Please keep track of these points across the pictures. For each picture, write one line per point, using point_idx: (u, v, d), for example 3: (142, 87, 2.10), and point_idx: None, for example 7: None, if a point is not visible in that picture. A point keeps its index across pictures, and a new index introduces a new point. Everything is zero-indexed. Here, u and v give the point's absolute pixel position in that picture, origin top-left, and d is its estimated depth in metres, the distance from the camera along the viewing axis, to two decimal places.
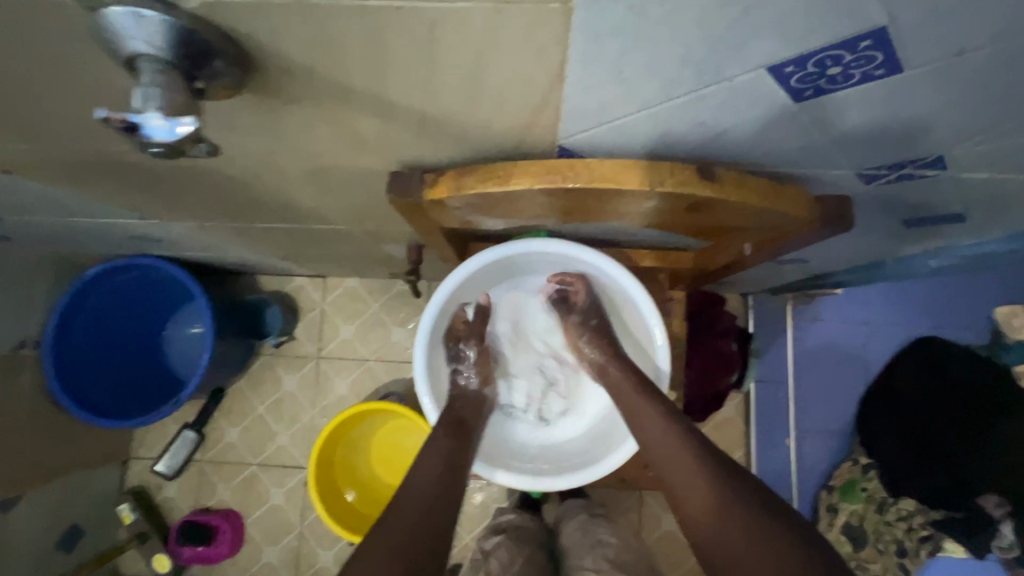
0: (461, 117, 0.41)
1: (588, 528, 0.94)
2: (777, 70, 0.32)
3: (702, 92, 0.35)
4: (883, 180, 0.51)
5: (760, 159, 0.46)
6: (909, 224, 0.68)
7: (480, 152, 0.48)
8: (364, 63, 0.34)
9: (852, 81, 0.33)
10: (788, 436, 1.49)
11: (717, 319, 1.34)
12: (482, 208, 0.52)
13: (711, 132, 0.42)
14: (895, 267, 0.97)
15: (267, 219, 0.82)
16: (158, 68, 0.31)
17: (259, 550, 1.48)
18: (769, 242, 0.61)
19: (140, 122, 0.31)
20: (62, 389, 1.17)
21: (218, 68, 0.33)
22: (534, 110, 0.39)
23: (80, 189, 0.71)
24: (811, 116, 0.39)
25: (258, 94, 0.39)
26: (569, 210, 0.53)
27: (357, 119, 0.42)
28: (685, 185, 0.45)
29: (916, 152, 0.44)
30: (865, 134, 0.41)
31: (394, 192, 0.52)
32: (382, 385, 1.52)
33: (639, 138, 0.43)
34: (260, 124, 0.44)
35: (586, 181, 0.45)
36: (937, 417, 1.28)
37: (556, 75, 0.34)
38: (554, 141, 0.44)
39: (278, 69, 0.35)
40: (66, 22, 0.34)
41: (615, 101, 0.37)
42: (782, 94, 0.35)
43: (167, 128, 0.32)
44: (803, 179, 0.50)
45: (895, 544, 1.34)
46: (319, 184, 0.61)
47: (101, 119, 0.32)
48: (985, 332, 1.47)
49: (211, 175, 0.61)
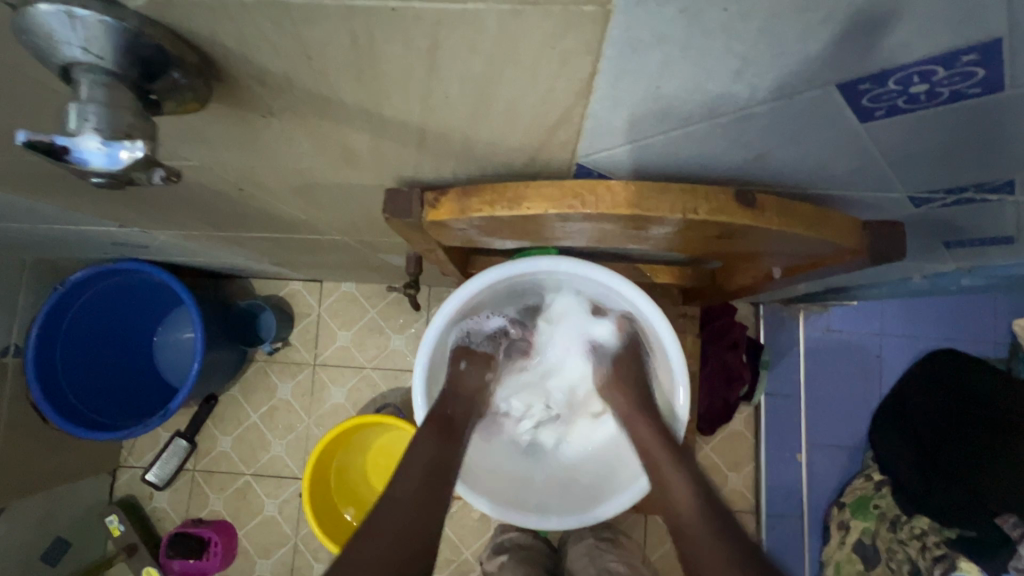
0: (466, 133, 0.36)
1: (595, 555, 0.89)
2: (850, 88, 0.27)
3: (751, 111, 0.30)
4: (935, 204, 0.45)
5: (804, 182, 0.41)
6: (949, 244, 0.62)
7: (487, 169, 0.42)
8: (354, 73, 0.29)
9: (937, 101, 0.28)
10: (799, 450, 1.44)
11: (728, 330, 1.29)
12: (490, 230, 0.47)
13: (753, 155, 0.36)
14: (922, 282, 0.91)
15: (256, 229, 0.77)
16: (98, 79, 0.26)
17: (252, 563, 1.43)
18: (801, 268, 0.55)
19: (70, 144, 0.26)
20: (44, 399, 1.12)
21: (177, 78, 0.28)
22: (551, 127, 0.34)
23: (51, 198, 0.65)
24: (871, 139, 0.33)
25: (232, 107, 0.33)
26: (584, 235, 0.48)
27: (348, 134, 0.37)
28: (722, 213, 0.39)
29: (982, 176, 0.38)
30: (930, 158, 0.36)
31: (390, 213, 0.46)
32: (379, 393, 1.47)
33: (669, 159, 0.38)
34: (235, 138, 0.39)
35: (608, 208, 0.40)
36: (951, 434, 1.22)
37: (582, 89, 0.29)
38: (571, 160, 0.39)
39: (250, 79, 0.30)
40: None
41: (648, 118, 0.32)
42: (848, 114, 0.30)
43: (105, 154, 0.26)
44: (848, 202, 0.45)
45: (907, 564, 1.24)
46: (309, 198, 0.56)
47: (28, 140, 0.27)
48: (1004, 345, 1.42)
49: (190, 188, 0.56)
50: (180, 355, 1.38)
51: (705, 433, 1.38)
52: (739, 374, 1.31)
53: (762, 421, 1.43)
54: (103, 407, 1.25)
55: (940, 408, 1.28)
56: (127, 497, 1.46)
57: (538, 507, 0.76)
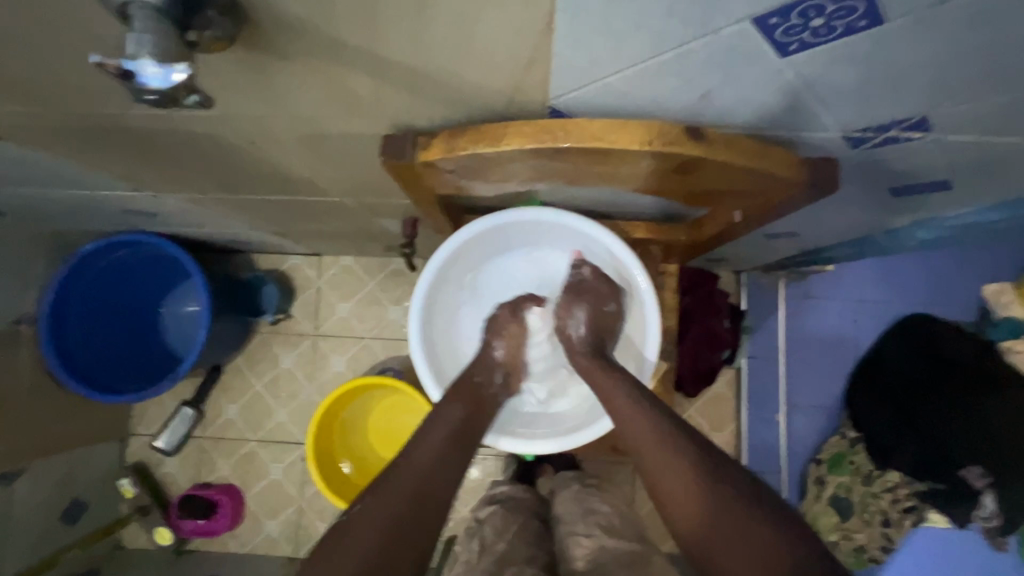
0: (453, 75, 0.41)
1: (582, 498, 0.97)
2: (762, 23, 0.33)
3: (689, 47, 0.36)
4: (869, 143, 0.51)
5: (749, 119, 0.47)
6: (896, 193, 0.68)
7: (472, 113, 0.48)
8: (355, 15, 0.34)
9: (836, 34, 0.34)
10: (778, 412, 1.52)
11: (711, 296, 1.37)
12: (474, 169, 0.53)
13: (698, 92, 0.42)
14: (884, 240, 0.98)
15: (262, 190, 0.82)
16: (149, 15, 0.31)
17: (260, 523, 1.51)
18: (757, 209, 0.62)
19: (134, 69, 0.31)
20: (58, 362, 1.18)
21: (213, 16, 0.33)
22: (524, 66, 0.39)
23: (73, 158, 0.70)
24: (796, 73, 0.39)
25: (251, 50, 0.39)
26: (561, 172, 0.53)
27: (349, 78, 0.42)
28: (674, 145, 0.45)
29: (897, 112, 0.44)
30: (854, 95, 0.42)
31: (388, 156, 0.52)
32: (378, 361, 1.54)
33: (630, 99, 0.44)
34: (251, 84, 0.44)
35: (576, 141, 0.46)
36: (920, 393, 1.29)
37: (545, 28, 0.35)
38: (544, 102, 0.45)
39: (270, 21, 0.35)
40: None
41: (603, 57, 0.38)
42: (767, 50, 0.36)
43: (162, 76, 0.32)
44: (789, 141, 0.51)
45: (880, 514, 1.34)
46: (314, 152, 0.62)
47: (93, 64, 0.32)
48: (973, 309, 1.48)
49: (207, 142, 0.61)
50: (185, 325, 1.44)
51: (689, 395, 1.45)
52: (720, 338, 1.39)
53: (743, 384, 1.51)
54: (113, 374, 1.31)
55: (918, 368, 1.34)
56: (139, 463, 1.53)
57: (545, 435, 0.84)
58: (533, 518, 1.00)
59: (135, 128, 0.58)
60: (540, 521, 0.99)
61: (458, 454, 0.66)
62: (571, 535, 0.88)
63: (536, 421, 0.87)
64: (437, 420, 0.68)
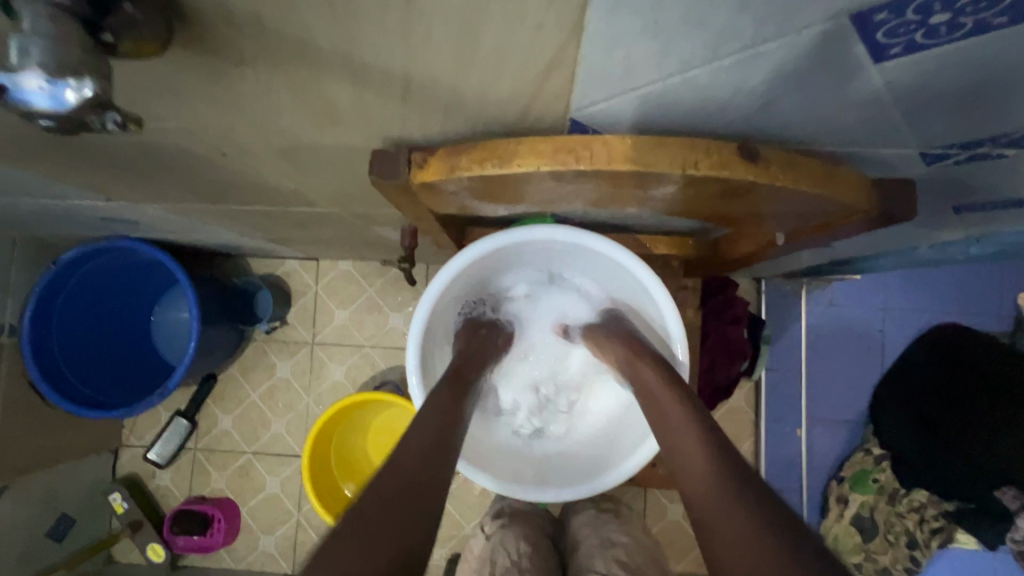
0: (451, 82, 0.34)
1: (597, 525, 0.88)
2: (864, 19, 0.26)
3: (758, 51, 0.28)
4: (948, 161, 0.43)
5: (811, 135, 0.39)
6: (959, 210, 0.60)
7: (477, 126, 0.40)
8: (325, 12, 0.27)
9: (958, 32, 0.27)
10: (799, 426, 1.43)
11: (729, 306, 1.28)
12: (480, 191, 0.45)
13: (756, 104, 0.34)
14: (927, 253, 0.89)
15: (246, 201, 0.75)
16: (42, 10, 0.24)
17: (256, 538, 1.45)
18: (805, 232, 0.54)
19: (10, 83, 0.24)
20: (41, 375, 1.12)
21: (131, 13, 0.25)
22: (541, 73, 0.32)
23: (28, 168, 0.63)
24: (888, 81, 0.31)
25: (199, 54, 0.31)
26: (581, 195, 0.46)
27: (327, 86, 0.35)
28: (724, 168, 0.38)
29: (996, 127, 0.37)
30: (951, 105, 0.34)
31: (378, 173, 0.44)
32: (378, 371, 1.47)
33: (668, 112, 0.36)
34: (209, 93, 0.37)
35: (604, 163, 0.38)
36: (944, 410, 1.22)
37: (572, 27, 0.27)
38: (565, 115, 0.37)
39: (216, 20, 0.27)
40: None
41: (645, 62, 0.30)
42: (860, 52, 0.28)
43: (50, 95, 0.25)
44: (853, 159, 0.43)
45: (904, 535, 1.30)
46: (296, 165, 0.54)
47: None
48: (1008, 319, 1.39)
49: (172, 153, 0.54)
50: (177, 333, 1.37)
51: (706, 408, 1.37)
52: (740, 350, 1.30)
53: (762, 396, 1.43)
54: (100, 386, 1.25)
55: (932, 386, 1.27)
56: (130, 475, 1.47)
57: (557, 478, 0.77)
58: (543, 542, 0.91)
59: (86, 139, 0.51)
60: (551, 546, 0.92)
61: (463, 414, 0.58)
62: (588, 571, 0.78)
63: (545, 462, 0.80)
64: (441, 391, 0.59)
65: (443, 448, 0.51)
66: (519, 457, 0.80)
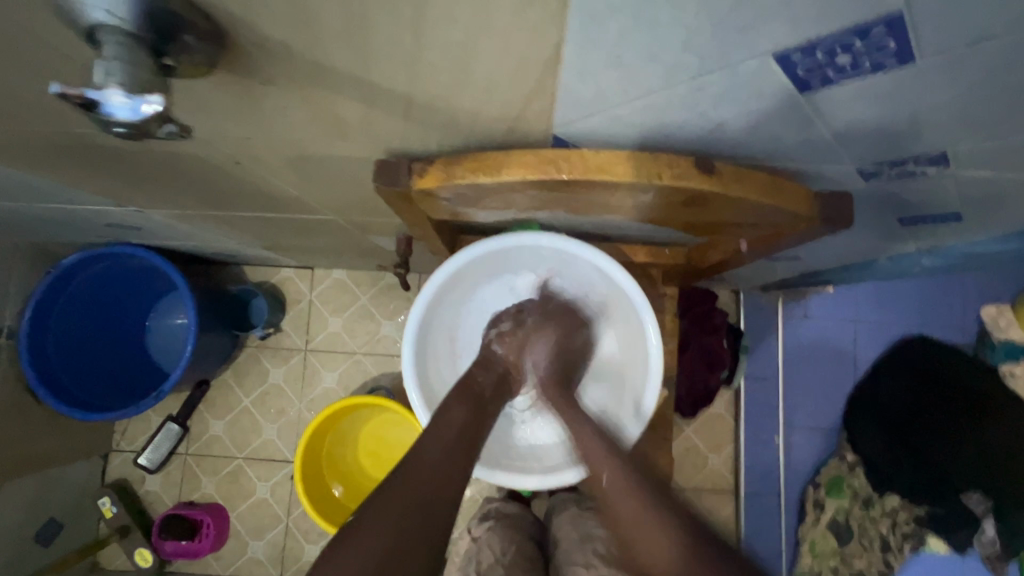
0: (449, 103, 0.39)
1: (579, 523, 0.91)
2: (785, 58, 0.32)
3: (704, 81, 0.34)
4: (882, 177, 0.49)
5: (761, 153, 0.45)
6: (904, 222, 0.67)
7: (471, 141, 0.46)
8: (346, 45, 0.32)
9: (861, 71, 0.33)
10: (777, 432, 1.48)
11: (709, 316, 1.34)
12: (472, 198, 0.50)
13: (708, 126, 0.40)
14: (888, 265, 0.96)
15: (252, 207, 0.79)
16: (121, 41, 0.29)
17: (244, 544, 1.46)
18: (765, 240, 0.60)
19: (99, 99, 0.29)
20: (37, 377, 1.14)
21: (190, 42, 0.31)
22: (526, 96, 0.37)
23: (52, 174, 0.67)
24: (815, 108, 0.38)
25: (235, 75, 0.36)
26: (562, 202, 0.51)
27: (342, 104, 0.40)
28: (683, 179, 0.43)
29: (915, 148, 0.43)
30: (871, 129, 0.40)
31: (381, 181, 0.50)
32: (370, 377, 1.50)
33: (636, 130, 0.42)
34: (236, 109, 0.42)
35: (581, 173, 0.44)
36: (921, 416, 1.28)
37: (551, 60, 0.33)
38: (548, 131, 0.43)
39: (254, 47, 0.33)
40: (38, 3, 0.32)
41: (613, 89, 0.36)
42: (787, 85, 0.35)
43: (131, 108, 0.30)
44: (801, 174, 0.49)
45: (878, 539, 1.31)
46: (305, 174, 0.59)
47: (59, 95, 0.30)
48: (972, 332, 1.46)
49: (193, 162, 0.59)
50: (171, 339, 1.40)
51: (687, 416, 1.42)
52: (719, 358, 1.36)
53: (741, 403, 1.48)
54: (95, 390, 1.27)
55: (909, 389, 1.33)
56: (120, 480, 1.48)
57: (541, 468, 0.81)
58: (529, 542, 0.94)
59: (115, 147, 0.56)
60: (536, 545, 0.94)
61: (461, 462, 0.62)
62: (571, 567, 0.82)
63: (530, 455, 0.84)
64: (440, 421, 0.65)
65: (425, 495, 0.56)
66: (504, 447, 0.84)
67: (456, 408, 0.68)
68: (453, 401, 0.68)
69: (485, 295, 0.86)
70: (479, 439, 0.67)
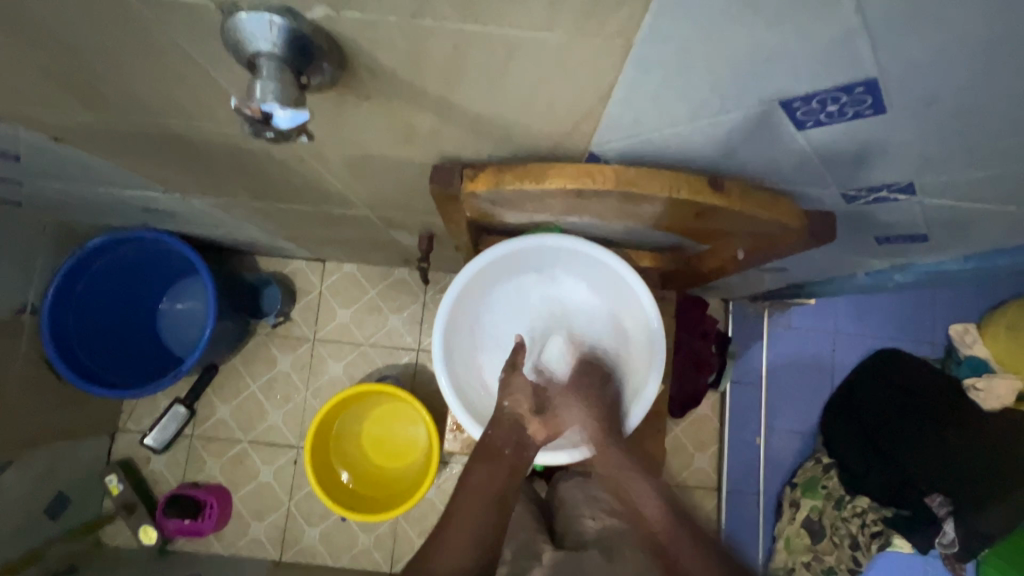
0: (509, 122, 0.47)
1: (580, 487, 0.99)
2: (788, 104, 0.40)
3: (723, 117, 0.43)
4: (862, 200, 0.59)
5: (762, 175, 0.54)
6: (880, 241, 0.76)
7: (519, 152, 0.54)
8: (440, 74, 0.40)
9: (846, 117, 0.42)
10: (758, 434, 1.57)
11: (700, 322, 1.43)
12: (513, 201, 0.58)
13: (721, 150, 0.49)
14: (865, 281, 1.06)
15: (292, 200, 0.86)
16: (276, 66, 0.36)
17: (246, 525, 1.51)
18: (759, 251, 0.69)
19: (269, 111, 0.36)
20: (58, 353, 1.18)
21: (324, 67, 0.39)
22: (576, 120, 0.45)
23: (117, 160, 0.73)
24: (809, 142, 0.46)
25: (338, 90, 0.44)
26: (590, 208, 0.59)
27: (418, 117, 0.48)
28: (698, 194, 0.52)
29: (887, 177, 0.52)
30: (853, 160, 0.49)
31: (435, 184, 0.57)
32: (375, 368, 1.56)
33: (660, 151, 0.50)
34: (324, 115, 0.49)
35: (615, 183, 0.52)
36: (890, 422, 1.37)
37: (604, 94, 0.41)
38: (587, 148, 0.51)
39: (364, 70, 0.40)
40: (191, 28, 0.39)
41: (648, 118, 0.44)
42: (788, 123, 0.43)
43: (288, 117, 0.37)
44: (795, 194, 0.58)
45: (848, 538, 1.37)
46: (357, 173, 0.67)
47: (232, 108, 0.37)
48: (941, 347, 1.57)
49: (257, 156, 0.65)
50: (185, 323, 1.45)
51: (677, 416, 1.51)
52: (707, 362, 1.45)
53: (727, 405, 1.57)
54: (111, 368, 1.32)
55: (883, 400, 1.42)
56: (126, 459, 1.52)
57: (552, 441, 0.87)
58: None
59: (190, 139, 0.62)
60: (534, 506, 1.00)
61: (488, 530, 0.73)
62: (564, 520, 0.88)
63: None
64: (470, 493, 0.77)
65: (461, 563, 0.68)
66: None
67: (482, 481, 0.79)
68: (478, 471, 0.80)
69: (498, 300, 0.95)
70: (503, 505, 0.78)
